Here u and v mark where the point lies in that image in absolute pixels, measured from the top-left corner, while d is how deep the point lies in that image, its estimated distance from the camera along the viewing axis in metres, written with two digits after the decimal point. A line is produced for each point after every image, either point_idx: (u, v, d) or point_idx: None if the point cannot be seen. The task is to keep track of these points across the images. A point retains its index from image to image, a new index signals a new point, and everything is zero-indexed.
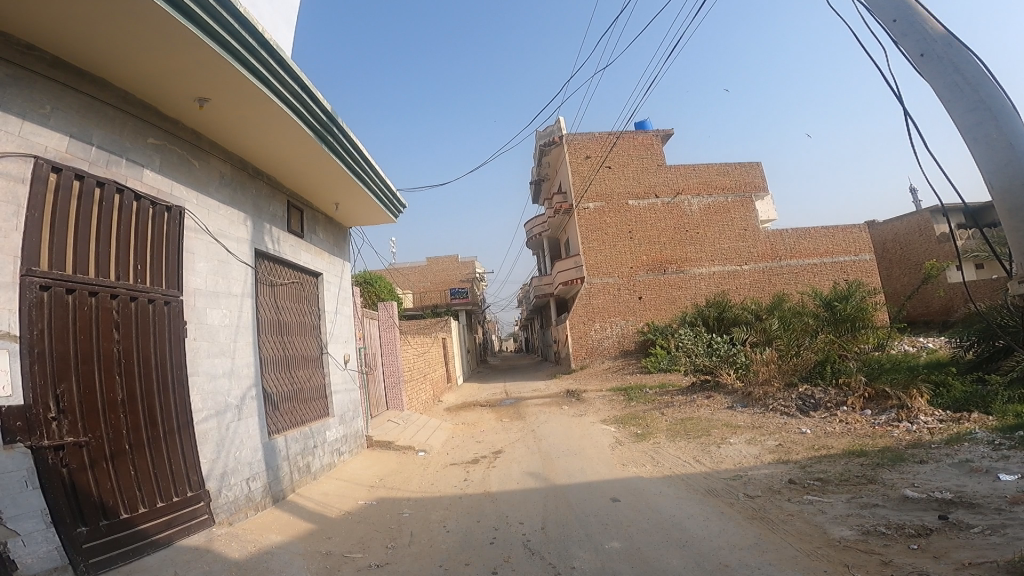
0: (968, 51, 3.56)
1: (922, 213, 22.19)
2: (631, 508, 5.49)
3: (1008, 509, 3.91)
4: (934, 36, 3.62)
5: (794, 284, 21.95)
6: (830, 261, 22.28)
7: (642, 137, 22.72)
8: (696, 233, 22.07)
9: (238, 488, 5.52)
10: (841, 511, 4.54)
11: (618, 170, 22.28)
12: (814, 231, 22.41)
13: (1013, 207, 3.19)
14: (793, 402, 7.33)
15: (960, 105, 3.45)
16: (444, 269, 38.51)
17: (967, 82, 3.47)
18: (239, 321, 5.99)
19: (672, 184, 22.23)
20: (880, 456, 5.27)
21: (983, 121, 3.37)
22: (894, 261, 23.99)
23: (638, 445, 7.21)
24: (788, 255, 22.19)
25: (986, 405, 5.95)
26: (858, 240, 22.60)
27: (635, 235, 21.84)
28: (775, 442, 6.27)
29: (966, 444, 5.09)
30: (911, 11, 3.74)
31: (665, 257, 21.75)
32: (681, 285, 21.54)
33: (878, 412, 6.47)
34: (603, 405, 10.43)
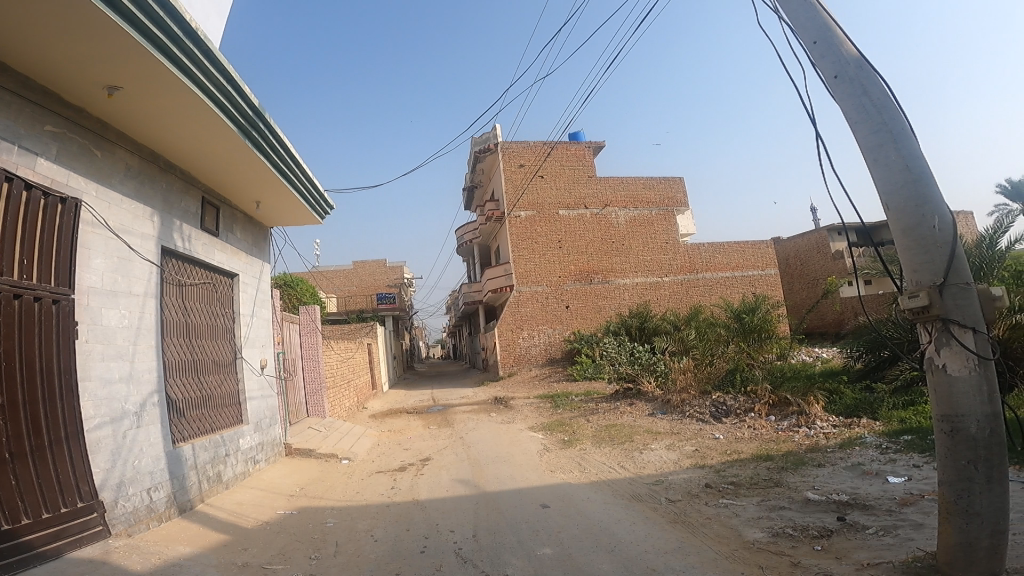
0: (874, 74, 4.08)
1: (821, 231, 24.07)
2: (561, 514, 5.71)
3: (897, 511, 4.38)
4: (847, 59, 4.11)
5: (708, 296, 23.14)
6: (740, 275, 23.59)
7: (575, 148, 23.17)
8: (622, 244, 22.75)
9: (137, 498, 5.18)
10: (752, 513, 4.94)
11: (551, 179, 22.63)
12: (728, 245, 23.73)
13: (908, 224, 3.76)
14: (707, 408, 7.82)
15: (865, 125, 3.97)
16: (371, 272, 37.66)
17: (871, 102, 4.00)
18: (140, 322, 5.58)
19: (601, 196, 22.85)
20: (784, 460, 5.73)
21: (884, 140, 3.91)
22: (795, 275, 25.92)
23: (566, 452, 7.43)
24: (704, 268, 23.36)
25: (873, 411, 6.62)
26: (766, 255, 24.10)
27: (563, 244, 22.20)
28: (692, 447, 6.67)
29: (858, 448, 5.64)
30: (830, 34, 4.22)
31: (592, 267, 22.32)
32: (606, 295, 22.18)
33: (781, 418, 7.01)
34: (531, 413, 10.64)
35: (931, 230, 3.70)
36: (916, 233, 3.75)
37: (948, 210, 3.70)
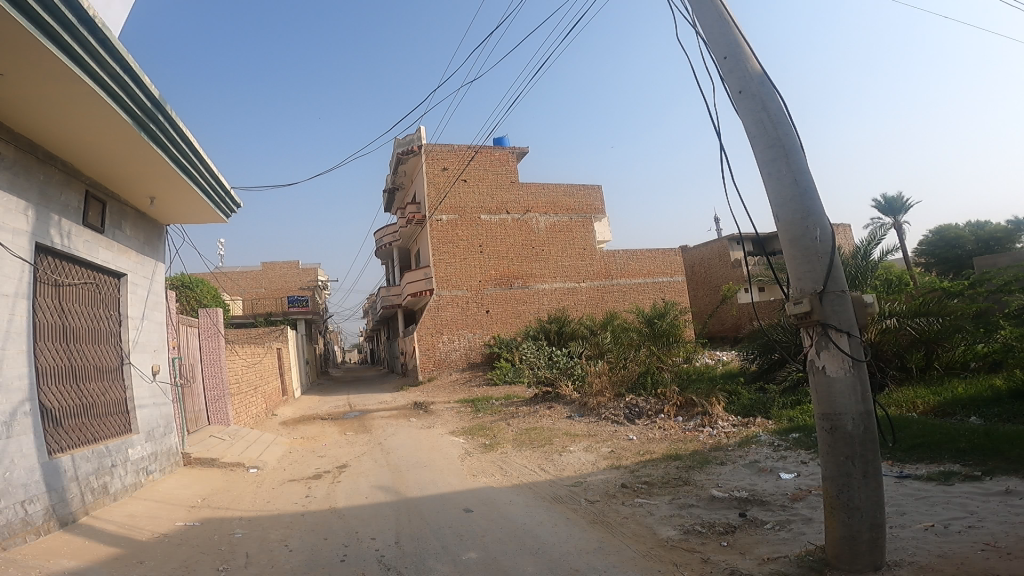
0: (773, 91, 4.64)
1: (723, 239, 25.62)
2: (485, 518, 5.88)
3: (790, 506, 4.96)
4: (751, 77, 4.64)
5: (622, 302, 23.64)
6: (650, 282, 24.31)
7: (499, 153, 22.98)
8: (541, 250, 22.83)
9: (11, 511, 4.67)
10: (665, 511, 5.36)
11: (474, 184, 22.39)
12: (641, 253, 24.37)
13: (794, 234, 4.32)
14: (622, 411, 8.27)
15: (762, 139, 4.51)
16: (282, 275, 35.81)
17: (769, 117, 4.54)
18: (8, 326, 4.96)
19: (523, 202, 22.84)
20: (691, 459, 6.23)
21: (776, 155, 4.46)
22: (699, 282, 27.51)
23: (487, 455, 7.60)
24: (619, 274, 23.88)
25: (766, 410, 7.34)
26: (676, 262, 24.97)
27: (486, 248, 22.10)
28: (608, 448, 7.05)
29: (754, 446, 6.24)
30: (738, 52, 4.71)
31: (512, 272, 22.34)
32: (525, 300, 22.29)
33: (688, 418, 7.59)
34: (451, 417, 10.71)
35: (812, 240, 4.27)
36: (801, 242, 4.30)
37: (826, 221, 4.30)
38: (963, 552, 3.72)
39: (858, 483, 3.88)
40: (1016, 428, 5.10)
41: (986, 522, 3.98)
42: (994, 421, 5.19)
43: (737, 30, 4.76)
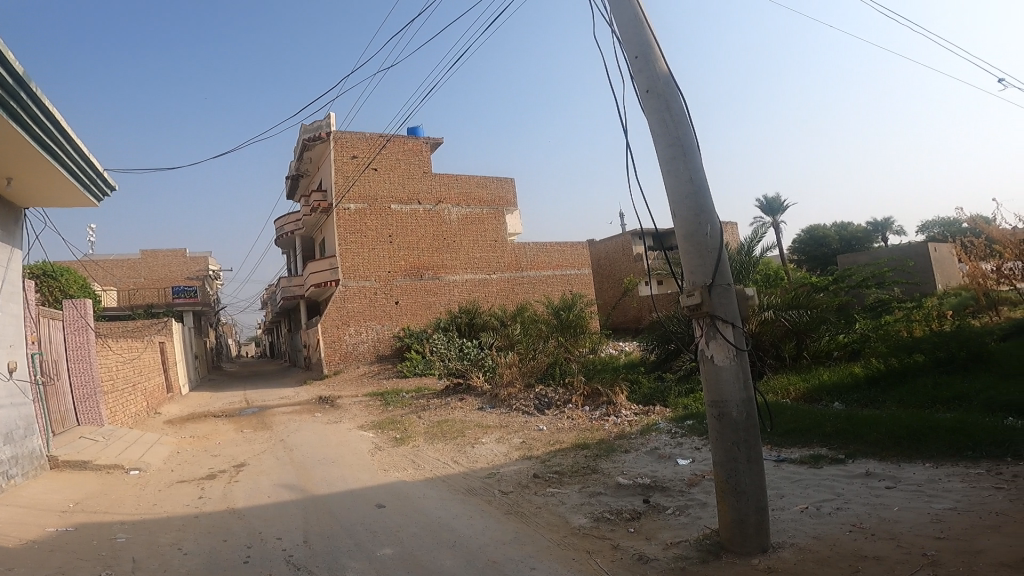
0: (677, 93, 4.90)
1: (628, 234, 26.44)
2: (399, 512, 5.89)
3: (687, 491, 5.57)
4: (658, 77, 4.86)
5: (532, 293, 23.30)
6: (558, 274, 24.04)
7: (412, 142, 21.99)
8: (452, 242, 22.17)
9: None
10: (576, 500, 5.76)
11: (385, 173, 21.30)
12: (551, 245, 24.16)
13: (689, 230, 4.67)
14: (531, 402, 8.88)
15: (664, 138, 4.78)
16: (165, 263, 32.53)
17: (671, 116, 4.82)
18: None
19: (435, 193, 22.07)
20: (598, 448, 6.87)
21: (676, 154, 4.75)
22: (602, 275, 28.20)
23: (399, 450, 7.92)
24: (529, 267, 23.53)
25: (664, 399, 8.29)
26: (582, 255, 24.91)
27: (395, 239, 21.14)
28: (519, 439, 7.64)
29: (654, 433, 7.01)
30: (648, 52, 4.91)
31: (423, 263, 21.51)
32: (435, 291, 21.54)
33: (594, 407, 8.29)
34: (359, 414, 10.87)
35: (703, 236, 4.63)
36: (694, 238, 4.65)
37: (716, 220, 4.67)
38: (834, 533, 4.41)
39: (743, 467, 4.29)
40: (869, 413, 6.60)
41: (850, 504, 4.82)
42: (853, 408, 6.69)
43: (648, 30, 4.94)
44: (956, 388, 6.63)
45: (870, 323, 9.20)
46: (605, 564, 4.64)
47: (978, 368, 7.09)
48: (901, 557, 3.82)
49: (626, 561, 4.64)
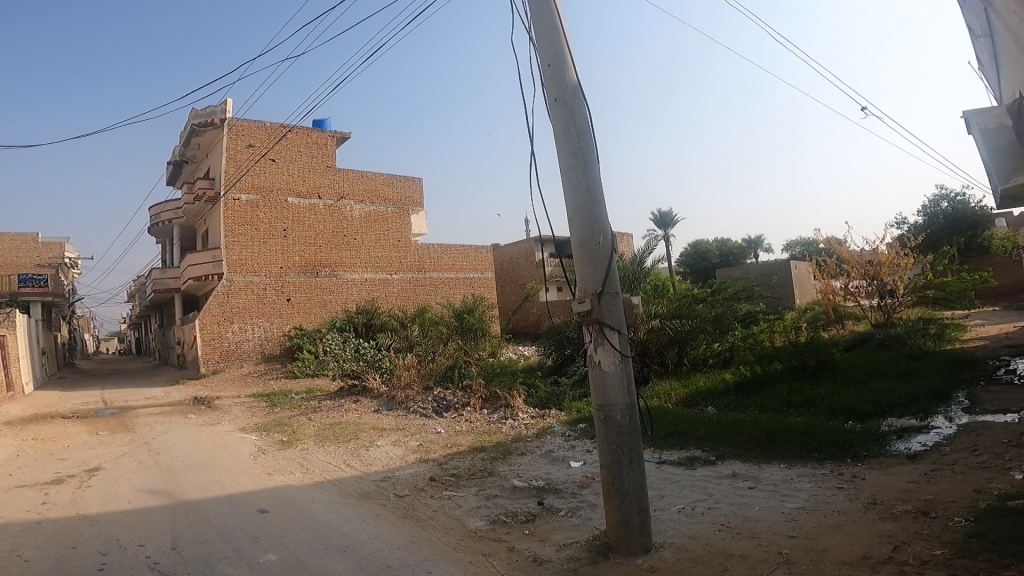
0: (583, 104, 5.06)
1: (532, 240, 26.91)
2: (283, 518, 5.62)
3: (579, 493, 5.93)
4: (567, 87, 4.99)
5: (435, 295, 22.93)
6: (463, 277, 23.83)
7: (316, 134, 21.03)
8: (353, 239, 21.32)
9: None
10: (473, 503, 5.89)
11: (284, 164, 20.17)
12: (457, 248, 23.91)
13: (582, 238, 4.88)
14: (430, 404, 8.95)
15: (566, 147, 4.94)
16: (13, 247, 28.59)
17: (575, 126, 4.98)
18: None
19: (337, 187, 21.12)
20: (495, 450, 7.12)
21: (576, 164, 4.92)
22: (506, 279, 28.35)
23: (285, 453, 7.63)
24: (433, 268, 23.15)
25: (559, 402, 8.74)
26: (486, 260, 24.65)
27: (291, 233, 20.00)
28: (416, 442, 7.68)
29: (549, 436, 7.38)
30: (561, 61, 5.03)
31: (320, 259, 20.48)
32: (332, 289, 20.58)
33: (492, 410, 8.56)
34: (242, 415, 10.35)
35: (595, 244, 4.85)
36: (587, 246, 4.87)
37: (609, 230, 4.91)
38: (707, 531, 4.90)
39: (626, 469, 4.58)
40: (736, 416, 7.38)
41: (720, 503, 5.38)
42: (723, 412, 7.45)
43: (563, 40, 5.04)
44: (805, 394, 7.61)
45: (740, 333, 10.14)
46: (501, 566, 4.76)
47: (823, 375, 8.18)
48: (761, 555, 4.33)
49: (521, 562, 4.79)
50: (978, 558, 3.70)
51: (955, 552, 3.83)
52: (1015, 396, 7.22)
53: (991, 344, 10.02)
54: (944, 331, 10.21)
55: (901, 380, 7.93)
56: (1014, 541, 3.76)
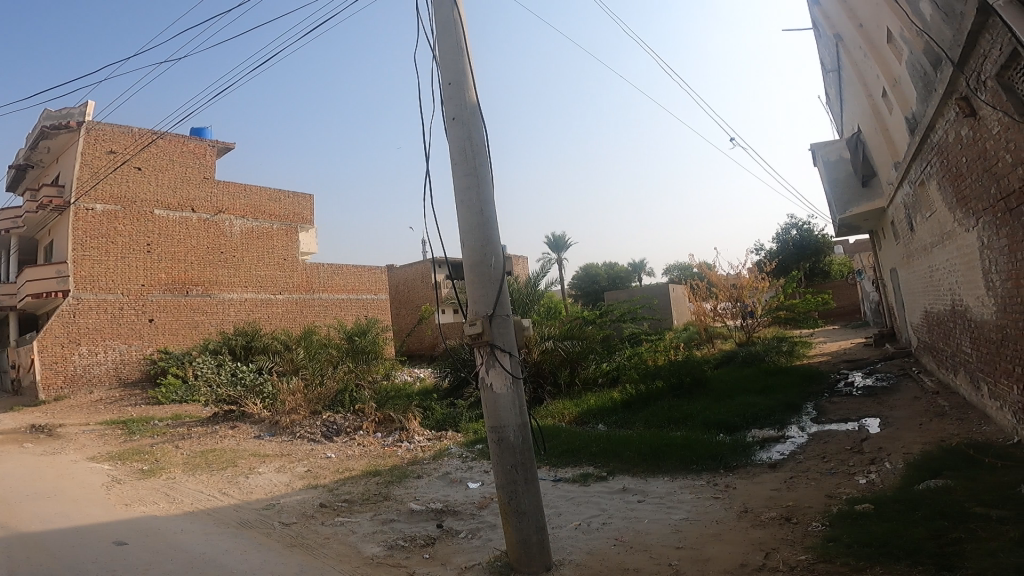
0: (481, 125, 5.24)
1: (428, 261, 26.82)
2: (147, 549, 4.99)
3: (478, 514, 6.01)
4: (465, 107, 5.16)
5: (323, 315, 22.18)
6: (355, 298, 23.35)
7: (194, 143, 19.79)
8: (230, 256, 20.02)
9: None
10: (368, 529, 5.66)
11: (150, 174, 18.61)
12: (348, 267, 23.33)
13: (474, 257, 5.04)
14: (318, 428, 8.62)
15: (462, 165, 5.11)
16: None
17: (471, 146, 5.15)
18: None
19: (213, 202, 19.91)
20: (390, 474, 7.00)
21: (470, 181, 5.10)
22: (401, 300, 27.98)
23: (148, 482, 6.99)
24: (321, 288, 22.40)
25: (455, 424, 8.80)
26: (380, 279, 24.34)
27: (155, 249, 18.34)
28: (303, 468, 7.36)
29: (446, 458, 7.42)
30: (461, 81, 5.20)
31: (190, 277, 18.97)
32: (205, 309, 19.12)
33: (386, 434, 8.44)
34: (92, 443, 9.33)
35: (487, 262, 5.03)
36: (479, 265, 5.03)
37: (500, 249, 5.11)
38: (603, 547, 5.17)
39: (522, 488, 4.72)
40: (623, 432, 7.86)
41: (613, 519, 5.71)
42: (612, 429, 7.90)
43: (466, 61, 5.21)
44: (683, 409, 8.27)
45: (626, 352, 10.79)
46: None
47: (697, 391, 8.96)
48: (653, 568, 4.65)
49: None
50: (836, 562, 4.21)
51: (816, 557, 4.36)
52: (854, 407, 8.34)
53: (832, 360, 11.49)
54: (794, 348, 11.61)
55: (762, 395, 8.85)
56: (864, 543, 4.34)
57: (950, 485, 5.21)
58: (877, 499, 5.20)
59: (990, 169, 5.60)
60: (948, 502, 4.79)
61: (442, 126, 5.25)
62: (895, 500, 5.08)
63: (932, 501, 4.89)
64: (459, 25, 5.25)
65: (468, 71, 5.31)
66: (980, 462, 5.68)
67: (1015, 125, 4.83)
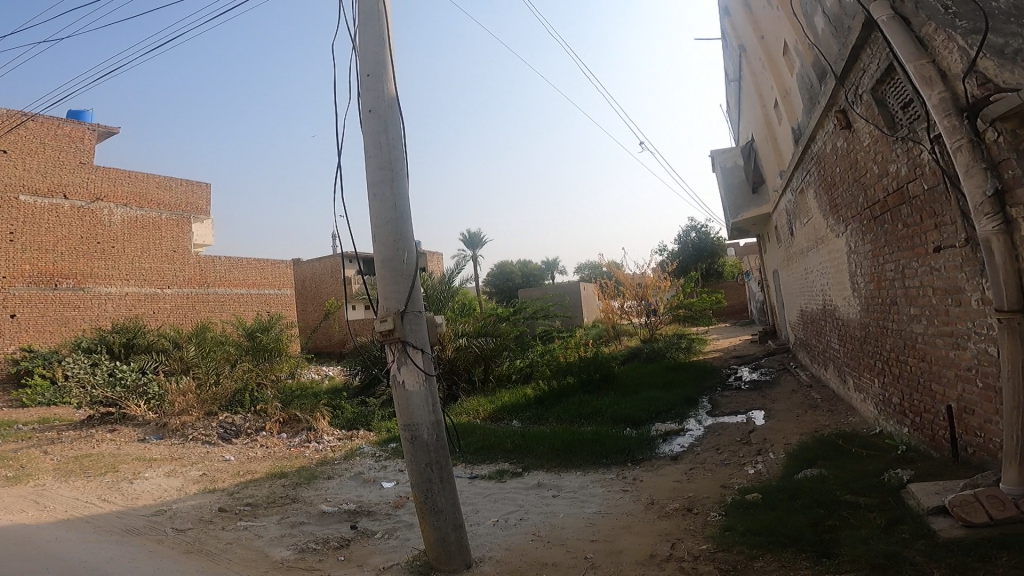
0: (398, 119, 4.97)
1: (337, 256, 25.93)
2: (15, 561, 4.34)
3: (394, 514, 5.91)
4: (383, 99, 4.87)
5: (219, 312, 20.90)
6: (255, 293, 22.35)
7: (72, 127, 18.04)
8: (109, 247, 18.26)
9: None
10: (275, 533, 5.31)
11: (16, 157, 16.68)
12: (246, 262, 22.10)
13: (386, 253, 4.79)
14: (214, 430, 8.07)
15: (375, 159, 4.81)
16: None
17: (388, 140, 4.87)
18: None
19: (92, 188, 18.20)
20: (298, 476, 6.68)
21: (383, 176, 4.81)
22: (307, 296, 26.90)
23: (12, 490, 6.20)
24: (216, 284, 21.06)
25: (367, 423, 8.59)
26: (281, 274, 23.48)
27: (19, 238, 16.33)
28: (198, 472, 6.85)
29: (358, 458, 7.22)
30: (380, 72, 4.91)
31: (62, 270, 17.05)
32: (80, 304, 17.28)
33: (292, 434, 8.07)
34: None
35: (399, 260, 4.80)
36: (390, 261, 4.80)
37: (414, 247, 4.90)
38: (521, 543, 5.27)
39: (437, 488, 4.65)
40: (537, 428, 8.03)
41: (529, 514, 5.83)
42: (527, 425, 8.05)
43: (386, 52, 4.92)
44: (593, 404, 8.58)
45: (538, 350, 11.01)
46: None
47: (606, 386, 9.33)
48: (569, 562, 4.80)
49: None
50: (733, 551, 4.50)
51: (715, 547, 4.66)
52: (742, 400, 9.02)
53: (724, 356, 12.35)
54: (693, 346, 12.52)
55: (664, 389, 9.35)
56: (755, 532, 4.66)
57: (824, 474, 5.75)
58: (764, 488, 5.66)
59: (862, 179, 6.28)
60: (823, 492, 5.17)
61: (359, 117, 4.95)
62: (779, 489, 5.51)
63: (810, 490, 5.28)
64: (381, 11, 4.96)
65: (390, 62, 5.08)
66: (847, 451, 6.33)
67: (886, 137, 5.45)
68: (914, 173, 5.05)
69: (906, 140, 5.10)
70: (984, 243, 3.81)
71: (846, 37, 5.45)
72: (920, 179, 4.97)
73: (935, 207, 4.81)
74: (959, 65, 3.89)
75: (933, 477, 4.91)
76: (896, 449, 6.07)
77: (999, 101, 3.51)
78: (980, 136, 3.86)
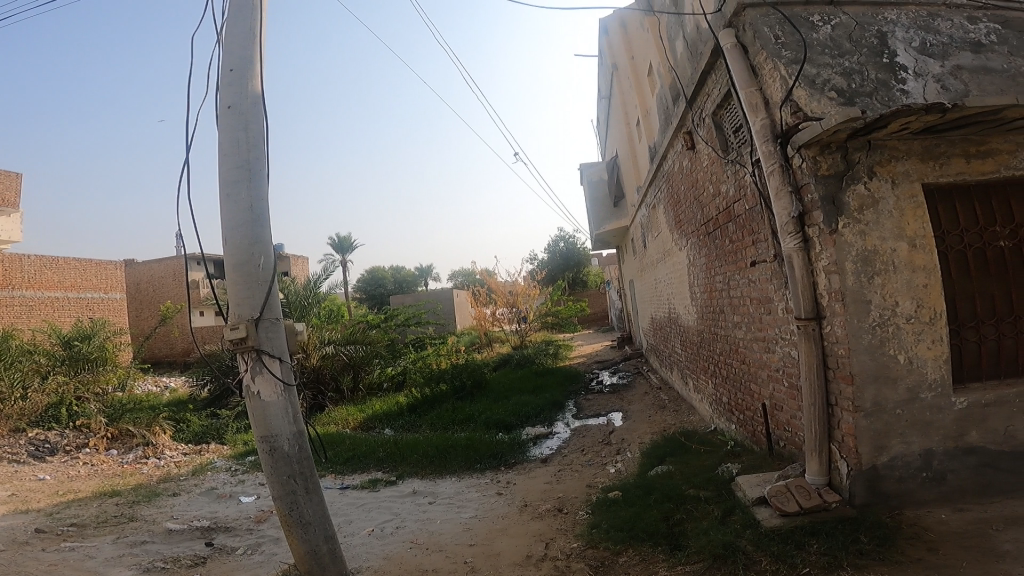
0: (264, 118, 3.97)
1: (180, 257, 23.33)
2: None
3: (256, 529, 5.31)
4: (247, 94, 3.89)
5: (26, 319, 17.41)
6: (75, 296, 19.18)
7: None
8: None
9: None
10: (111, 553, 4.49)
11: None
12: (64, 261, 18.99)
13: (238, 259, 3.74)
14: (22, 448, 6.74)
15: (229, 157, 3.77)
16: None
17: (248, 139, 3.86)
18: None
19: None
20: (135, 494, 5.77)
21: (240, 176, 3.79)
22: (143, 301, 23.81)
23: None
24: (24, 286, 17.60)
25: (218, 436, 7.78)
26: (112, 275, 20.68)
27: None
28: (5, 492, 5.63)
29: (210, 473, 6.44)
30: (248, 66, 3.94)
31: None
32: None
33: (124, 451, 7.04)
34: None
35: (255, 267, 3.77)
36: (244, 267, 3.75)
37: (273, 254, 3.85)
38: (399, 552, 4.98)
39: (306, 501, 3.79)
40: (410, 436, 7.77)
41: (406, 522, 5.57)
42: (399, 433, 7.75)
43: (257, 44, 3.97)
44: (466, 411, 8.50)
45: (411, 357, 10.75)
46: None
47: (478, 393, 9.32)
48: (450, 567, 4.63)
49: None
50: (601, 547, 4.59)
51: (585, 544, 4.73)
52: (602, 402, 9.55)
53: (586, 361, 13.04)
54: (559, 351, 13.12)
55: (533, 395, 9.56)
56: (618, 528, 4.82)
57: (671, 470, 6.20)
58: (625, 485, 5.90)
59: (700, 197, 7.07)
60: (673, 487, 5.49)
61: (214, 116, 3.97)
62: (636, 485, 5.79)
63: (661, 485, 5.63)
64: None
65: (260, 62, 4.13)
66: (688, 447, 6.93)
67: (720, 159, 6.18)
68: (738, 193, 5.78)
69: (734, 163, 5.83)
70: (787, 259, 4.27)
71: (698, 61, 6.13)
72: (743, 199, 5.69)
73: (753, 225, 5.52)
74: (779, 93, 4.27)
75: (756, 469, 5.44)
76: (727, 445, 6.76)
77: (807, 128, 3.90)
78: (788, 161, 4.28)
